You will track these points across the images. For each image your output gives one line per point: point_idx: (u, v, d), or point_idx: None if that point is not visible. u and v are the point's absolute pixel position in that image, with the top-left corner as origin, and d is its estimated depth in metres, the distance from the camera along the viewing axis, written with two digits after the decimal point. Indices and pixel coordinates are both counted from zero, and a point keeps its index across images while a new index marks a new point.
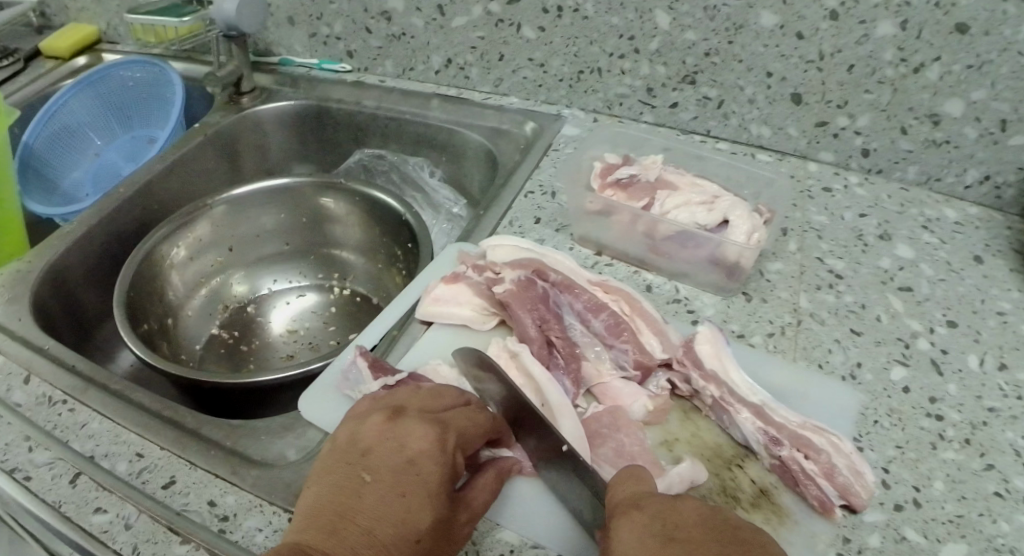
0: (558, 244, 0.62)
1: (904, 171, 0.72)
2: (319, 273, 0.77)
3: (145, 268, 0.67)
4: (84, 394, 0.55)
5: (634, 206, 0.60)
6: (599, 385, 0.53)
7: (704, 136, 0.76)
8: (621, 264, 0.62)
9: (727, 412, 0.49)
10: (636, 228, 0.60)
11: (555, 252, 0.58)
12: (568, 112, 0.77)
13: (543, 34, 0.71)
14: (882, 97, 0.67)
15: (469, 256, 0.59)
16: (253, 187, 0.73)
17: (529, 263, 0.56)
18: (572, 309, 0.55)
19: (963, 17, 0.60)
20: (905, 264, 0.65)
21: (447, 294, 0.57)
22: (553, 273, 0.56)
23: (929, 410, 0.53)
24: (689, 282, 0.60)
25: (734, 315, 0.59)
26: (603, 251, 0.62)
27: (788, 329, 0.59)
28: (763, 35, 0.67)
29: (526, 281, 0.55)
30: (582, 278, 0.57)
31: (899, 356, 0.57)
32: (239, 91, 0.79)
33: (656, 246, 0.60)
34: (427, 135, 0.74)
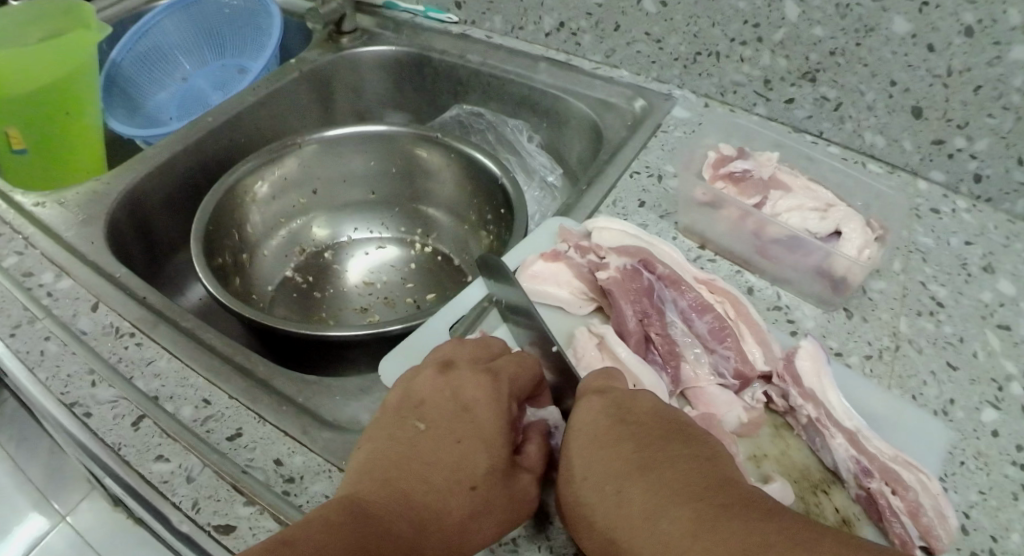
0: (660, 232, 0.61)
1: (1014, 203, 0.68)
2: (402, 226, 0.75)
3: (228, 200, 0.66)
4: (153, 329, 0.54)
5: (745, 203, 0.58)
6: (694, 389, 0.50)
7: (815, 137, 0.73)
8: (723, 261, 0.61)
9: (821, 435, 0.47)
10: (745, 225, 0.58)
11: (662, 242, 0.57)
12: (679, 93, 0.74)
13: (664, 9, 0.68)
14: (1003, 124, 0.64)
15: (571, 234, 0.58)
16: (349, 129, 0.72)
17: (636, 252, 0.55)
18: (676, 305, 0.53)
19: None
20: (1007, 301, 0.62)
21: (545, 271, 0.56)
22: (660, 265, 0.54)
23: (1015, 459, 0.51)
24: (791, 290, 0.59)
25: (832, 331, 0.57)
26: (706, 245, 0.61)
27: (886, 353, 0.57)
28: (893, 41, 0.64)
29: (632, 271, 0.54)
30: (688, 273, 0.55)
31: (991, 398, 0.55)
32: (339, 30, 0.78)
33: (764, 248, 0.58)
34: (531, 99, 0.71)
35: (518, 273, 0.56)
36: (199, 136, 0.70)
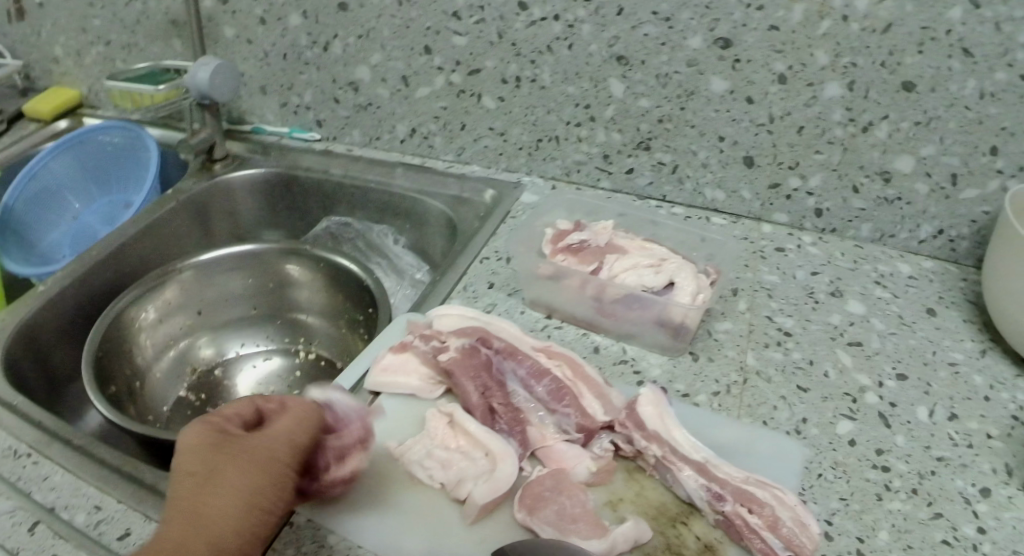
0: (509, 309, 0.64)
1: (858, 230, 0.76)
2: (286, 338, 0.79)
3: (115, 327, 0.69)
4: (49, 448, 0.54)
5: (584, 270, 0.61)
6: (543, 448, 0.52)
7: (660, 202, 0.78)
8: (569, 326, 0.64)
9: (670, 470, 0.48)
10: (586, 291, 0.62)
11: (500, 319, 0.60)
12: (528, 179, 0.79)
13: (503, 104, 0.74)
14: (832, 157, 0.71)
15: (418, 324, 0.60)
16: (219, 253, 0.77)
17: (474, 331, 0.58)
18: (516, 373, 0.56)
19: (910, 74, 0.64)
20: (855, 319, 0.67)
21: (396, 363, 0.58)
22: (498, 339, 0.57)
23: (875, 462, 0.53)
24: (635, 344, 0.62)
25: (679, 374, 0.59)
26: (553, 314, 0.64)
27: (734, 388, 0.59)
28: (714, 100, 0.69)
29: (470, 348, 0.56)
30: (526, 343, 0.58)
31: (845, 411, 0.57)
32: (211, 158, 0.83)
33: (605, 308, 0.62)
34: (392, 203, 0.77)
35: (371, 369, 0.58)
36: (90, 265, 0.72)
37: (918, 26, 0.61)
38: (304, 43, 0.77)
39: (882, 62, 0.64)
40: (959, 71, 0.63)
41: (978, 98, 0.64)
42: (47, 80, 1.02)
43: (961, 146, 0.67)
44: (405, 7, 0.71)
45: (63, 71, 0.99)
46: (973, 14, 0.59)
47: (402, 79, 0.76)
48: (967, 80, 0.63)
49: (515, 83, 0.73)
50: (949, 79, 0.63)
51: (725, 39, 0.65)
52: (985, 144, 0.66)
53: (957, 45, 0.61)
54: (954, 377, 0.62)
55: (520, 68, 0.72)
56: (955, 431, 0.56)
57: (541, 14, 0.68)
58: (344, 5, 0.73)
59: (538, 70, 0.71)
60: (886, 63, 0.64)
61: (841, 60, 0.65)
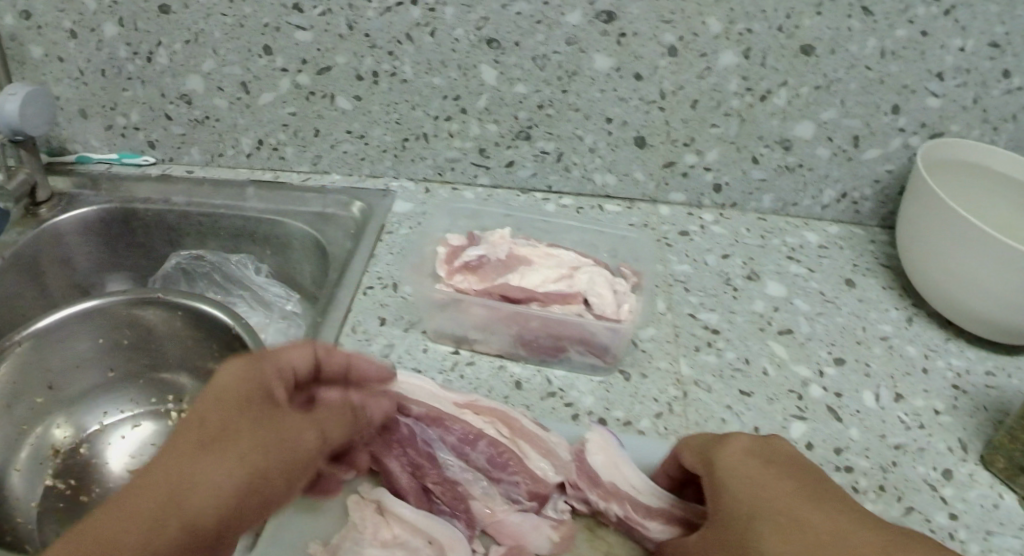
0: (411, 346, 0.59)
1: (758, 201, 0.74)
2: (152, 397, 0.72)
3: None
4: None
5: (485, 298, 0.58)
6: (492, 523, 0.50)
7: (546, 193, 0.73)
8: (482, 357, 0.60)
9: (637, 528, 0.48)
10: (493, 320, 0.58)
11: (411, 374, 0.55)
12: (396, 184, 0.73)
13: (360, 103, 0.67)
14: (729, 130, 0.68)
15: None
16: (61, 314, 0.67)
17: (385, 397, 0.52)
18: (445, 442, 0.52)
19: (807, 38, 0.62)
20: (779, 304, 0.66)
21: None
22: (415, 404, 0.53)
23: (839, 464, 0.52)
24: (565, 367, 0.59)
25: (614, 399, 0.57)
26: (462, 345, 0.60)
27: (675, 405, 0.56)
28: (599, 80, 0.66)
29: (385, 421, 0.51)
30: (448, 402, 0.53)
31: (795, 410, 0.56)
32: (34, 202, 0.71)
33: (518, 334, 0.59)
34: (248, 229, 0.69)
35: None
36: None
37: None
38: (123, 55, 0.68)
39: (778, 27, 0.62)
40: (858, 32, 0.62)
41: (879, 58, 0.63)
42: None
43: (859, 109, 0.67)
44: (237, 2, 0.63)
45: None
46: None
47: (241, 85, 0.67)
48: (865, 41, 0.62)
49: (372, 78, 0.66)
50: (849, 41, 0.62)
51: (607, 12, 0.62)
52: (887, 103, 0.66)
53: (856, 3, 0.60)
54: (889, 351, 0.63)
55: (378, 61, 0.65)
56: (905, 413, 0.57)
57: None
58: (165, 7, 0.64)
59: (397, 62, 0.65)
60: (782, 28, 0.62)
61: (735, 26, 0.62)
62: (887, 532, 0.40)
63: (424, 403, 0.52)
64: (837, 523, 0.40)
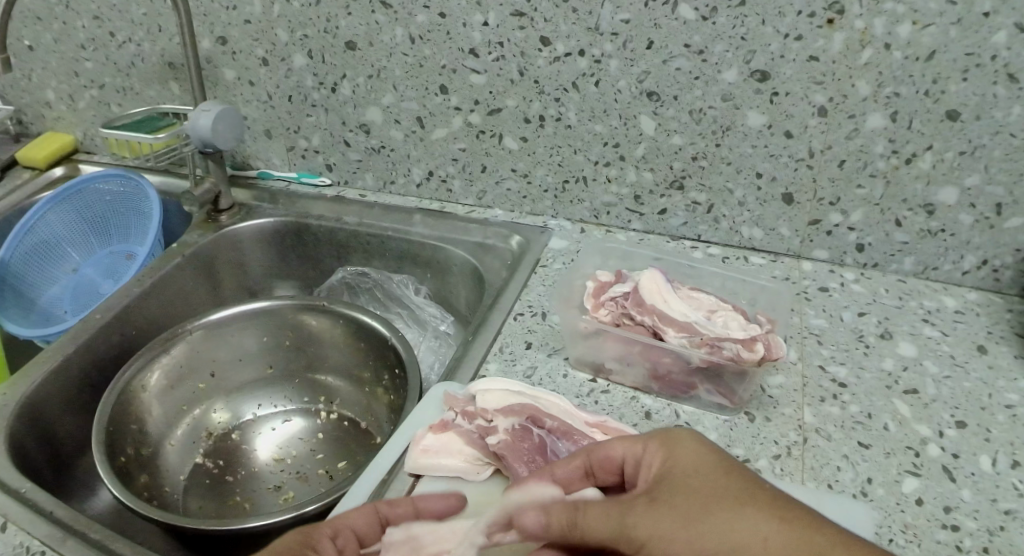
0: (552, 371, 0.63)
1: (898, 264, 0.75)
2: (305, 396, 0.78)
3: (123, 401, 0.67)
4: (63, 544, 0.50)
5: (626, 333, 0.61)
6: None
7: (694, 241, 0.77)
8: (616, 389, 0.63)
9: None
10: (633, 352, 0.62)
11: (548, 392, 0.60)
12: (554, 222, 0.78)
13: (526, 144, 0.73)
14: (874, 192, 0.70)
15: (457, 399, 0.60)
16: (233, 310, 0.75)
17: (523, 409, 0.57)
18: (571, 454, 0.55)
19: (954, 103, 0.63)
20: (909, 363, 0.67)
21: (437, 444, 0.57)
22: (549, 418, 0.57)
23: (945, 521, 0.52)
24: (693, 404, 0.62)
25: (737, 438, 0.59)
26: (599, 375, 0.64)
27: (794, 448, 0.58)
28: (751, 135, 0.69)
29: (521, 429, 0.56)
30: (580, 419, 0.57)
31: (910, 466, 0.57)
32: (216, 209, 0.80)
33: (654, 369, 0.62)
34: (411, 252, 0.76)
35: (410, 449, 0.57)
36: (97, 326, 0.69)
37: (962, 53, 0.61)
38: (310, 84, 0.76)
39: (926, 92, 0.63)
40: (1004, 98, 0.62)
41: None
42: (41, 125, 0.98)
43: (1004, 175, 0.66)
44: (419, 44, 0.70)
45: (57, 115, 0.96)
46: (1019, 38, 0.59)
47: (416, 120, 0.74)
48: (1011, 109, 0.62)
49: (539, 122, 0.71)
50: (994, 108, 0.63)
51: (761, 71, 0.65)
52: None
53: (1002, 70, 0.61)
54: (1013, 420, 0.61)
55: (544, 106, 0.70)
56: (1019, 480, 0.56)
57: (565, 49, 0.67)
58: (352, 44, 0.72)
59: (563, 108, 0.70)
60: (930, 92, 0.63)
61: (884, 90, 0.64)
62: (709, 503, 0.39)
63: (557, 417, 0.57)
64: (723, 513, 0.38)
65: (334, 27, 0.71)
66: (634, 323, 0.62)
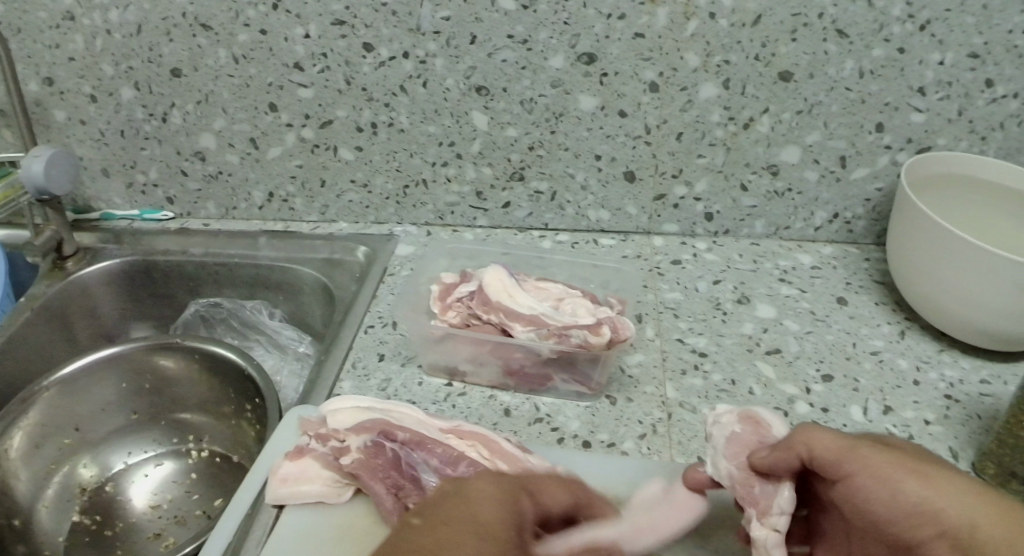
0: (406, 381, 0.62)
1: (748, 228, 0.76)
2: (173, 437, 0.76)
3: None
4: None
5: (475, 334, 0.61)
6: None
7: (543, 230, 0.77)
8: (474, 391, 0.62)
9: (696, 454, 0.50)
10: (485, 352, 0.61)
11: (399, 405, 0.59)
12: (400, 229, 0.77)
13: (361, 154, 0.72)
14: (715, 159, 0.71)
15: (310, 422, 0.58)
16: (84, 360, 0.72)
17: (374, 424, 0.56)
18: (427, 463, 0.54)
19: (786, 64, 0.65)
20: (769, 325, 0.68)
21: (295, 471, 0.56)
22: (402, 430, 0.56)
23: None
24: (553, 394, 0.61)
25: (601, 423, 0.59)
26: (456, 378, 0.63)
27: (660, 425, 0.59)
28: (585, 119, 0.69)
29: (374, 446, 0.55)
30: (434, 427, 0.57)
31: None
32: (61, 256, 0.77)
33: (508, 366, 0.61)
34: (261, 276, 0.75)
35: (269, 482, 0.55)
36: None
37: (788, 14, 0.62)
38: (140, 116, 0.73)
39: (755, 56, 0.65)
40: (835, 54, 0.64)
41: (858, 78, 0.66)
42: None
43: (845, 130, 0.69)
44: (243, 64, 0.68)
45: None
46: None
47: (250, 141, 0.72)
48: (844, 63, 0.65)
49: (371, 129, 0.70)
50: (827, 64, 0.65)
51: (588, 54, 0.65)
52: (871, 122, 0.68)
53: (830, 27, 0.63)
54: (879, 365, 0.63)
55: (375, 113, 0.69)
56: (893, 424, 0.57)
57: (389, 54, 0.66)
58: (176, 71, 0.70)
59: (393, 113, 0.69)
60: (760, 57, 0.65)
61: (712, 59, 0.65)
62: (921, 473, 0.39)
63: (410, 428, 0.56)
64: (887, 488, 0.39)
65: (158, 55, 0.69)
66: (483, 322, 0.61)
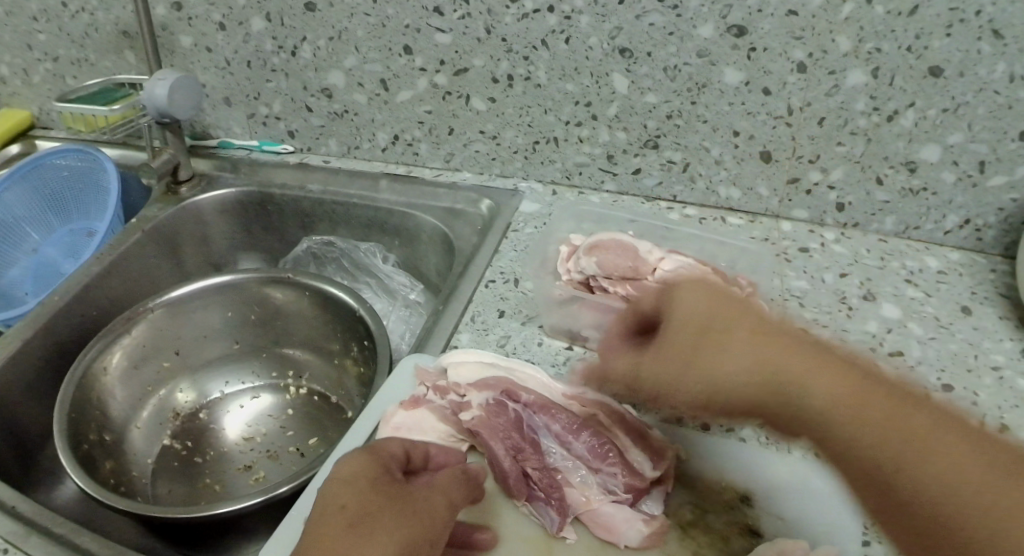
0: (526, 340, 0.61)
1: (880, 224, 0.73)
2: (274, 371, 0.76)
3: (84, 386, 0.64)
4: (26, 541, 0.47)
5: (599, 302, 0.59)
6: (587, 512, 0.49)
7: (670, 202, 0.75)
8: (593, 357, 0.60)
9: None
10: (610, 320, 0.59)
11: (521, 364, 0.57)
12: (525, 185, 0.76)
13: (494, 105, 0.71)
14: (854, 149, 0.68)
15: (429, 373, 0.57)
16: (193, 286, 0.72)
17: (497, 383, 0.55)
18: (548, 429, 0.53)
19: (937, 59, 0.61)
20: (894, 326, 0.65)
21: (408, 421, 0.54)
22: (525, 393, 0.55)
23: None
24: None
25: None
26: (575, 342, 0.61)
27: None
28: (728, 92, 0.66)
29: (496, 404, 0.54)
30: (557, 392, 0.55)
31: None
32: (176, 181, 0.77)
33: None
34: (378, 218, 0.75)
35: (381, 427, 0.54)
36: (58, 309, 0.66)
37: (946, 7, 0.58)
38: (269, 48, 0.73)
39: (908, 47, 0.61)
40: (988, 55, 0.60)
41: (1008, 82, 0.61)
42: None
43: (987, 134, 0.64)
44: (381, 4, 0.67)
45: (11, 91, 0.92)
46: None
47: (380, 82, 0.72)
48: (996, 64, 0.60)
49: (507, 81, 0.69)
50: (978, 65, 0.61)
51: (738, 27, 0.62)
52: (1015, 130, 0.63)
53: (986, 26, 0.59)
54: (1000, 383, 0.60)
55: (512, 65, 0.68)
56: None
57: (533, 6, 0.64)
58: (311, 6, 0.69)
59: (531, 67, 0.68)
60: (912, 48, 0.61)
61: (865, 46, 0.62)
62: (862, 392, 0.40)
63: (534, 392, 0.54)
64: (814, 367, 0.41)
65: None
66: (607, 292, 0.60)
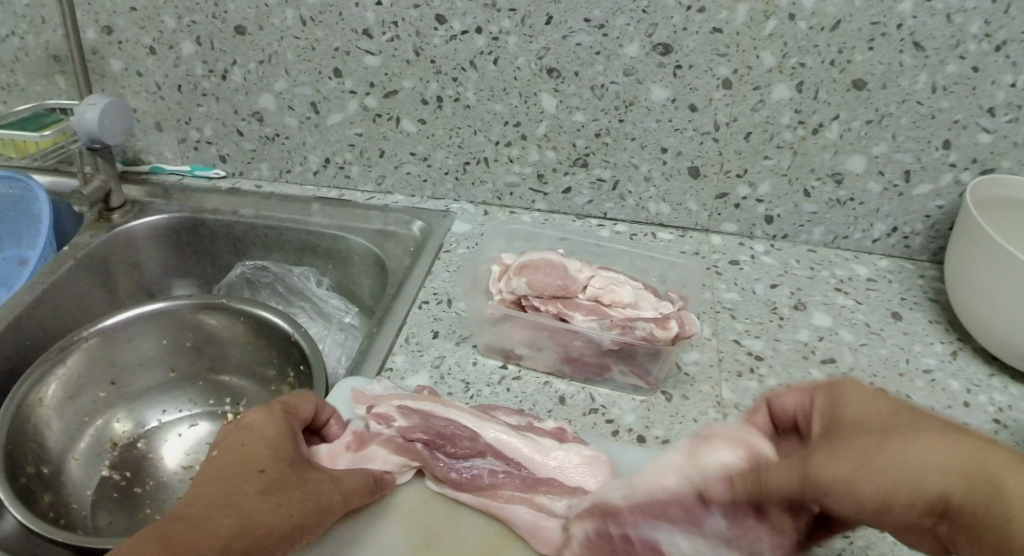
0: (461, 359, 0.61)
1: (809, 234, 0.75)
2: (211, 398, 0.75)
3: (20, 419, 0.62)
4: None
5: (532, 318, 0.60)
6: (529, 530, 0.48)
7: (601, 219, 0.76)
8: (530, 374, 0.61)
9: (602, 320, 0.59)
10: (544, 337, 0.60)
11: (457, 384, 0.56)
12: (457, 206, 0.77)
13: (423, 126, 0.71)
14: (781, 162, 0.70)
15: (366, 395, 0.55)
16: (130, 313, 0.71)
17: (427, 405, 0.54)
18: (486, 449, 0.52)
19: (860, 73, 0.63)
20: (824, 333, 0.66)
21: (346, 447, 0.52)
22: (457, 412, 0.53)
23: None
24: (607, 386, 0.60)
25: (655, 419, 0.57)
26: (511, 360, 0.62)
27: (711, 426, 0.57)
28: (655, 110, 0.68)
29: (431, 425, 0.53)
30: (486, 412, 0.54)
31: None
32: (108, 207, 0.76)
33: (567, 352, 0.60)
34: (311, 242, 0.74)
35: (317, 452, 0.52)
36: None
37: (867, 22, 0.60)
38: (200, 72, 0.72)
39: (831, 61, 0.63)
40: (910, 67, 0.62)
41: (930, 93, 0.63)
42: None
43: (912, 143, 0.66)
44: (311, 26, 0.67)
45: None
46: (923, 7, 0.58)
47: (310, 106, 0.72)
48: (917, 76, 0.62)
49: (436, 103, 0.70)
50: (901, 76, 0.63)
51: (664, 45, 0.64)
52: (938, 139, 0.65)
53: (908, 39, 0.60)
54: (931, 386, 0.61)
55: (442, 87, 0.68)
56: None
57: (462, 27, 0.65)
58: (241, 29, 0.68)
59: (461, 88, 0.68)
60: (836, 62, 0.63)
61: (788, 61, 0.63)
62: (953, 467, 0.33)
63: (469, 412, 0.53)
64: (911, 452, 0.34)
65: (223, 11, 0.68)
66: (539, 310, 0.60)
